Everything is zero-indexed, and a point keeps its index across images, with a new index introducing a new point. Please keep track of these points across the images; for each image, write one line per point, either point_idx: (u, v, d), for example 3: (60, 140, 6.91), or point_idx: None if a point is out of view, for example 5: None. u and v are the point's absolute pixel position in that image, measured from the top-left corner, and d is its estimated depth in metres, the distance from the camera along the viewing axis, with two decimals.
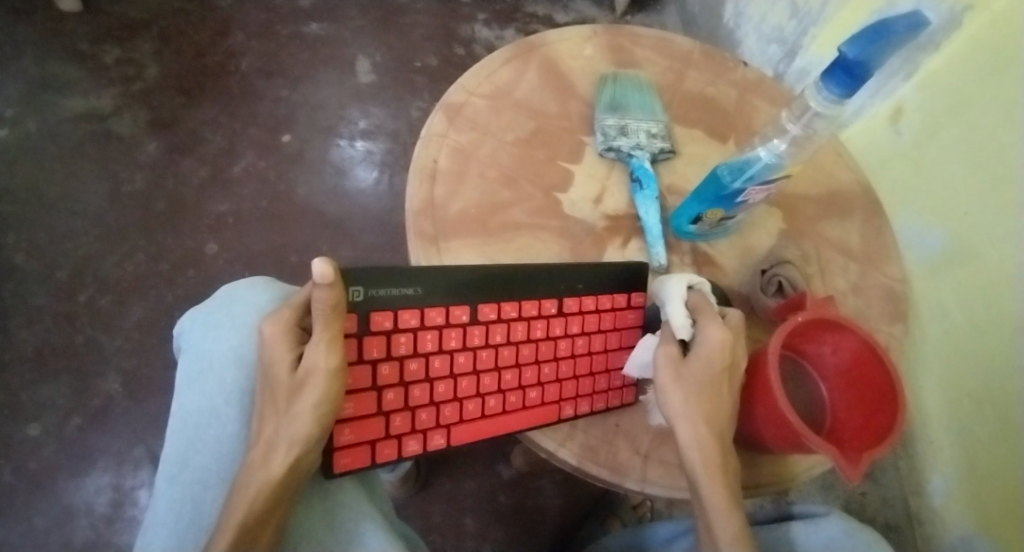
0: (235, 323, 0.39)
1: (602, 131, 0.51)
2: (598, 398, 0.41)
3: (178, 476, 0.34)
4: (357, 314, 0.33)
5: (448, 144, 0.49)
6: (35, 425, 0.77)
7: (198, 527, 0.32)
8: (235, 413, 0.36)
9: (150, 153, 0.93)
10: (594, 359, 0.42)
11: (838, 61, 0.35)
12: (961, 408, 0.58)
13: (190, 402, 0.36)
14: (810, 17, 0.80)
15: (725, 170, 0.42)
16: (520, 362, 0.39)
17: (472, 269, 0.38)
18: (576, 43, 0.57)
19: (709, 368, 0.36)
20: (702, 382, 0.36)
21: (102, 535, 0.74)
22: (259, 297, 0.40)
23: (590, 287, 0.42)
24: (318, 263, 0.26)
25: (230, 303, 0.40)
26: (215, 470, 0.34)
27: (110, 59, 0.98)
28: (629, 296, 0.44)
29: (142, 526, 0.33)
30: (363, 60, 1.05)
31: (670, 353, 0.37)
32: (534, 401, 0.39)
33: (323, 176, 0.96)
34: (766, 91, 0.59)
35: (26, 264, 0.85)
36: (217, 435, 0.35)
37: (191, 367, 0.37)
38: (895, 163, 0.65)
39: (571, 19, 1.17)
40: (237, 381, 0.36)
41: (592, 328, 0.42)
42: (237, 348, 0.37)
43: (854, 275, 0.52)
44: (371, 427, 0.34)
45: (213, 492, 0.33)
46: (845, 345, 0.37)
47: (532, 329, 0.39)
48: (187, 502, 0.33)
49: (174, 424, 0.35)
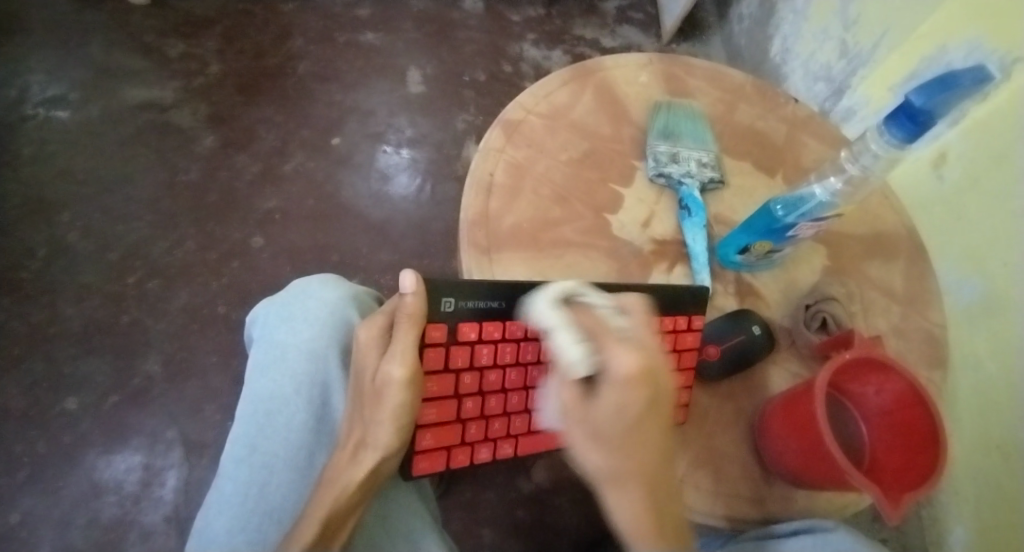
0: (307, 317, 0.44)
1: (654, 157, 0.52)
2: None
3: (247, 459, 0.38)
4: (445, 324, 0.34)
5: (505, 159, 0.51)
6: (75, 399, 0.80)
7: (262, 511, 0.37)
8: (302, 404, 0.40)
9: (205, 146, 0.97)
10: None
11: (902, 108, 0.35)
12: (986, 457, 0.56)
13: (263, 389, 0.40)
14: (860, 57, 0.81)
15: (778, 204, 0.43)
16: None
17: (550, 283, 0.38)
18: (632, 69, 0.59)
19: (621, 417, 0.25)
20: (620, 434, 0.26)
21: (129, 512, 0.76)
22: (330, 295, 0.45)
23: (651, 309, 0.43)
24: (407, 275, 0.33)
25: (304, 298, 0.45)
26: (282, 457, 0.38)
27: (175, 54, 1.03)
28: (689, 318, 0.45)
29: (211, 501, 0.37)
30: (415, 71, 1.08)
31: (574, 396, 0.27)
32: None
33: (367, 180, 0.99)
34: (816, 128, 0.59)
35: (80, 242, 0.88)
36: (285, 423, 0.39)
37: (267, 355, 0.42)
38: (938, 208, 0.65)
39: (618, 45, 1.19)
40: (307, 374, 0.41)
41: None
42: (309, 341, 0.42)
43: (895, 317, 0.52)
44: (449, 433, 0.36)
45: (278, 477, 0.38)
46: (888, 387, 0.37)
47: None
48: (255, 485, 0.37)
49: (247, 407, 0.40)
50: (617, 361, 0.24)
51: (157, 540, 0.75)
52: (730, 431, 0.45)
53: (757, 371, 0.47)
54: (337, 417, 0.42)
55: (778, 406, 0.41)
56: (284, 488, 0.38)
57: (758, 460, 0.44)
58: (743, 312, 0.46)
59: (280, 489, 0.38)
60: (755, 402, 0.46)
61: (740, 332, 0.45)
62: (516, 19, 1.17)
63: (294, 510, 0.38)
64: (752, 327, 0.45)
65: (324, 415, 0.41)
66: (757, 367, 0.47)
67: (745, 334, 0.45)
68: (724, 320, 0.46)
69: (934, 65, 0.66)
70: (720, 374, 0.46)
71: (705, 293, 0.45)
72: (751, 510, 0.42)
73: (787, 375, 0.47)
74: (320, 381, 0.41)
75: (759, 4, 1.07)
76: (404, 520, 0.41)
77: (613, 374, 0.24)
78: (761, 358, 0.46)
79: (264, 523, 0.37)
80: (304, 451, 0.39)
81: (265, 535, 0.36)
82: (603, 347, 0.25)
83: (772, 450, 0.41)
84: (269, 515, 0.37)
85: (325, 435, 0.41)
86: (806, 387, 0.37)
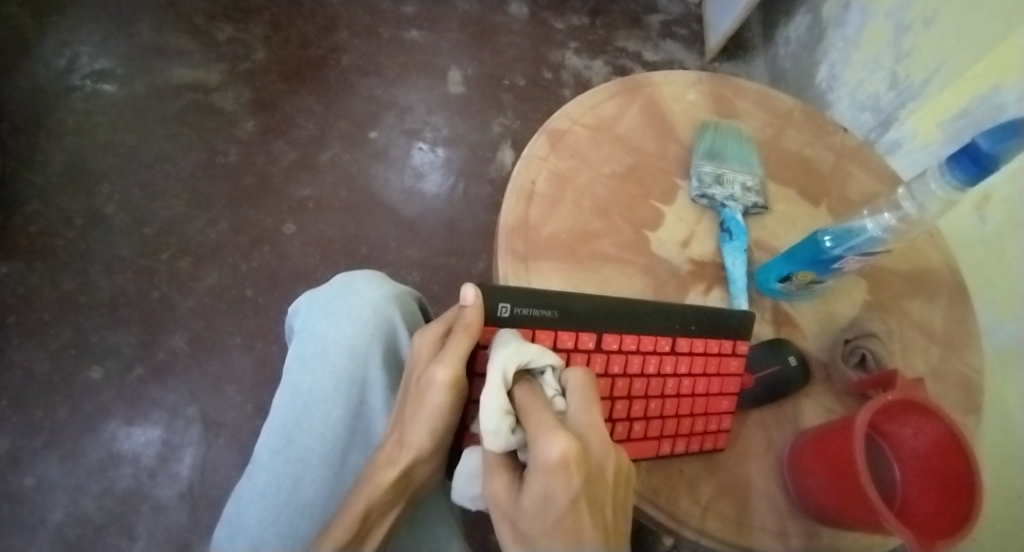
0: (349, 313, 0.44)
1: (698, 176, 0.51)
2: (694, 439, 0.42)
3: (282, 451, 0.38)
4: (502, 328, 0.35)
5: (548, 167, 0.51)
6: (99, 368, 0.82)
7: (292, 504, 0.37)
8: (339, 400, 0.41)
9: (246, 130, 0.98)
10: (696, 402, 0.42)
11: (967, 149, 0.35)
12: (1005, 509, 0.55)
13: (302, 382, 0.41)
14: (910, 91, 0.79)
15: (827, 235, 0.42)
16: (632, 395, 0.40)
17: (601, 299, 0.39)
18: (680, 87, 0.58)
19: (546, 507, 0.26)
20: (545, 529, 0.26)
21: (144, 485, 0.77)
22: (373, 291, 0.46)
23: (699, 330, 0.43)
24: (468, 288, 0.34)
25: (346, 292, 0.45)
26: (317, 452, 0.39)
27: (223, 38, 1.05)
28: (735, 343, 0.44)
29: (245, 489, 0.38)
30: (456, 71, 1.09)
31: (506, 486, 0.28)
32: (638, 434, 0.40)
33: (401, 176, 0.99)
34: (864, 160, 0.58)
35: (117, 215, 0.90)
36: (322, 418, 0.40)
37: (307, 348, 0.43)
38: (978, 251, 0.63)
39: (660, 59, 1.18)
40: (345, 370, 0.42)
41: (699, 370, 0.42)
42: (350, 337, 0.43)
43: (933, 359, 0.50)
44: None
45: (312, 472, 0.38)
46: (928, 430, 0.35)
47: (647, 364, 0.40)
48: (288, 478, 0.38)
49: (285, 399, 0.41)
50: (547, 450, 0.25)
51: (169, 515, 0.76)
52: (760, 461, 0.44)
53: (788, 402, 0.46)
54: (373, 416, 0.42)
55: (812, 439, 0.40)
56: (316, 482, 0.38)
57: (784, 493, 0.43)
58: (780, 341, 0.46)
59: (314, 485, 0.38)
60: (786, 433, 0.45)
61: (775, 362, 0.45)
62: (560, 26, 1.17)
63: (326, 507, 0.38)
64: (789, 358, 0.45)
65: (361, 414, 0.42)
66: (789, 398, 0.46)
67: (781, 364, 0.45)
68: (760, 348, 0.46)
69: (984, 104, 0.64)
70: (752, 405, 0.45)
71: (746, 321, 0.44)
72: (772, 544, 0.41)
73: (819, 409, 0.46)
74: (358, 379, 0.42)
75: (807, 29, 1.06)
76: (430, 524, 0.42)
77: (541, 460, 0.25)
78: (796, 390, 0.46)
79: (295, 518, 0.37)
80: (339, 448, 0.40)
81: (296, 529, 0.37)
82: (536, 436, 0.26)
83: (802, 483, 0.41)
84: (300, 510, 0.37)
85: (359, 436, 0.41)
86: (842, 426, 0.36)
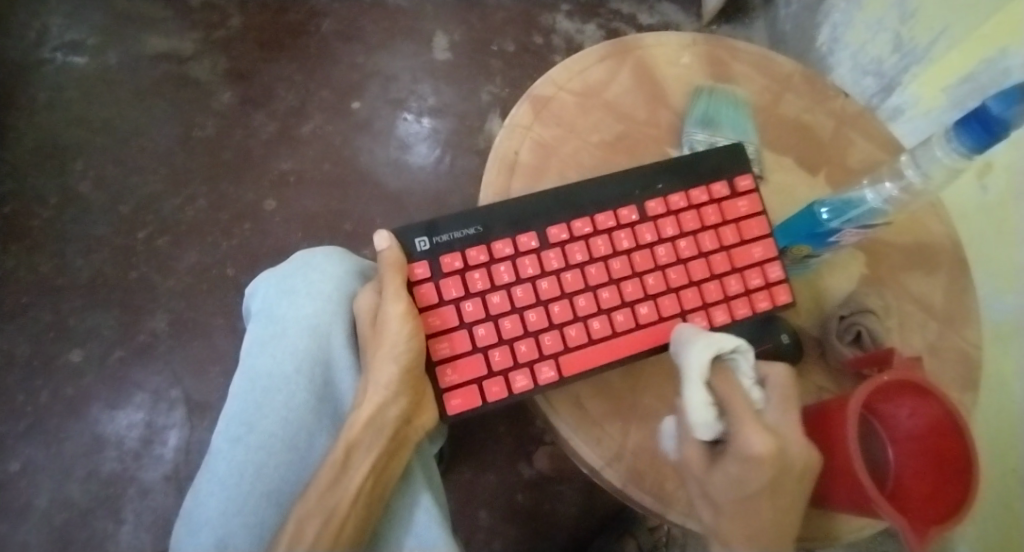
0: (310, 291, 0.42)
1: (689, 146, 0.49)
2: (739, 303, 0.43)
3: (244, 438, 0.38)
4: (426, 261, 0.39)
5: (532, 138, 0.48)
6: (79, 351, 0.80)
7: (257, 491, 0.37)
8: (303, 383, 0.39)
9: (224, 102, 0.94)
10: (713, 260, 0.43)
11: (975, 114, 0.31)
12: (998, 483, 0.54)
13: (262, 366, 0.40)
14: (915, 54, 0.75)
15: (825, 207, 0.41)
16: (615, 277, 0.42)
17: (525, 199, 0.42)
18: (673, 49, 0.54)
19: (740, 486, 0.31)
20: (739, 499, 0.31)
21: (129, 468, 0.77)
22: (336, 267, 0.44)
23: (670, 187, 0.44)
24: (377, 234, 0.39)
25: (308, 269, 0.43)
26: (279, 438, 0.38)
27: (196, 3, 0.99)
28: (733, 182, 0.45)
29: (204, 482, 0.37)
30: (441, 37, 1.04)
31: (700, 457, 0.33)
32: (648, 316, 0.41)
33: (386, 148, 0.96)
34: (866, 127, 0.55)
35: (91, 193, 0.87)
36: (284, 403, 0.39)
37: (267, 330, 0.41)
38: (978, 220, 0.58)
39: (656, 22, 1.13)
40: (307, 350, 0.40)
41: (691, 227, 0.44)
42: (312, 316, 0.41)
43: (931, 335, 0.48)
44: (473, 365, 0.38)
45: (274, 458, 0.38)
46: (924, 411, 0.33)
47: (616, 242, 0.42)
48: (249, 467, 0.37)
49: (244, 386, 0.39)
50: (749, 444, 0.29)
51: (156, 497, 0.76)
52: None
53: None
54: (342, 394, 0.42)
55: (804, 421, 0.38)
56: (279, 468, 0.38)
57: None
58: (772, 319, 0.44)
59: (277, 471, 0.38)
60: None
61: (767, 340, 0.43)
62: None
63: (291, 492, 0.38)
64: (781, 337, 0.43)
65: (328, 394, 0.41)
66: None
67: (773, 342, 0.43)
68: (749, 326, 0.43)
69: (991, 69, 0.60)
70: None
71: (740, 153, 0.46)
72: None
73: (814, 389, 0.45)
74: (321, 360, 0.40)
75: None
76: (406, 509, 0.42)
77: (742, 450, 0.29)
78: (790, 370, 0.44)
79: (260, 506, 0.37)
80: (304, 431, 0.39)
81: (261, 517, 0.37)
82: (741, 431, 0.30)
83: None
84: (265, 498, 0.37)
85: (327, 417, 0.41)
86: (835, 406, 0.34)
